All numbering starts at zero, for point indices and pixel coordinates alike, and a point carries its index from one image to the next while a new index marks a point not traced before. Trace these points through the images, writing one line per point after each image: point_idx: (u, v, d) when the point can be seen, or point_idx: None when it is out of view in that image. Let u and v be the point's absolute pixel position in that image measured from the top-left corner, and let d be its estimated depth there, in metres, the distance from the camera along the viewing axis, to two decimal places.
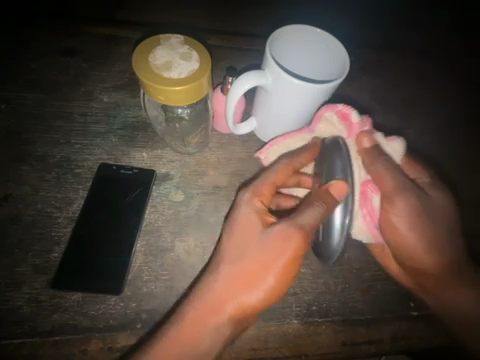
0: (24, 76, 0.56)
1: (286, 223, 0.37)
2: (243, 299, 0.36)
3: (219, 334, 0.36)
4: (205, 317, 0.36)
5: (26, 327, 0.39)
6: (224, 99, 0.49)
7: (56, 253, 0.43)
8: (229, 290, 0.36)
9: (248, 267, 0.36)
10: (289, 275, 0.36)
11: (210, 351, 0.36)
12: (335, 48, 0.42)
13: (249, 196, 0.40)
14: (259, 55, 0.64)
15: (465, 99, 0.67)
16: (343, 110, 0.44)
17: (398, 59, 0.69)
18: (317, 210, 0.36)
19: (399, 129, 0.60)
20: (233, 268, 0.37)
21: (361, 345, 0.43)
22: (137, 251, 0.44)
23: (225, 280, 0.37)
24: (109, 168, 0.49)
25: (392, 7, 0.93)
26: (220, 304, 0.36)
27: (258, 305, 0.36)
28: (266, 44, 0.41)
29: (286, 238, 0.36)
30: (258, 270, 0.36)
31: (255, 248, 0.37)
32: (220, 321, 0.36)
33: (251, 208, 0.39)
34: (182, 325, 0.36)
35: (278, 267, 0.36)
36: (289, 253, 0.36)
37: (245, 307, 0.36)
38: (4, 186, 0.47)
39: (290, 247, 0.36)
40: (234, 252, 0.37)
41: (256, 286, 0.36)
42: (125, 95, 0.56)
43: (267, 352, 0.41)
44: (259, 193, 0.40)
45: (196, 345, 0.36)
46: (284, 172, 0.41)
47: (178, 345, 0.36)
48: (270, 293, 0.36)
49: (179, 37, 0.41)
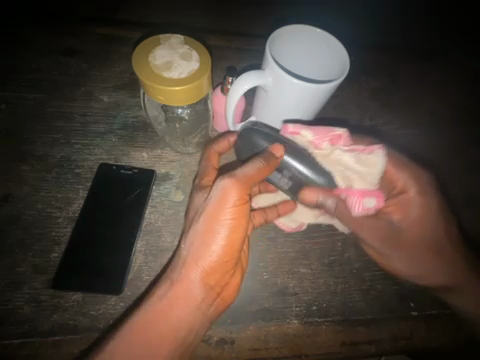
0: (25, 76, 0.56)
1: (225, 176, 0.35)
2: (203, 260, 0.36)
3: (192, 299, 0.37)
4: (174, 289, 0.37)
5: (26, 327, 0.39)
6: (224, 100, 0.49)
7: (57, 253, 0.43)
8: (194, 254, 0.36)
9: (203, 228, 0.36)
10: (240, 230, 0.36)
11: (187, 323, 0.37)
12: (335, 48, 0.43)
13: (196, 181, 0.44)
14: (259, 55, 0.64)
15: (466, 98, 0.67)
16: (317, 135, 0.42)
17: (398, 59, 0.69)
18: (253, 164, 0.36)
19: (399, 129, 0.60)
20: (192, 232, 0.37)
21: (362, 345, 0.43)
22: (137, 251, 0.44)
23: (189, 247, 0.37)
24: (109, 168, 0.49)
25: (392, 7, 0.93)
26: (184, 270, 0.37)
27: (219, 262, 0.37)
28: (266, 44, 0.41)
29: (222, 195, 0.35)
30: (207, 229, 0.36)
31: (203, 209, 0.36)
32: (190, 287, 0.37)
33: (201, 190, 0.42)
34: (154, 300, 0.37)
35: (225, 222, 0.35)
36: (231, 201, 0.35)
37: (209, 269, 0.37)
38: (4, 186, 0.47)
39: (230, 197, 0.34)
40: (192, 219, 0.38)
41: (209, 243, 0.36)
42: (125, 95, 0.56)
43: (267, 352, 0.41)
44: (204, 176, 0.44)
45: (170, 320, 0.36)
46: (213, 158, 0.46)
47: (150, 321, 0.36)
48: (228, 248, 0.36)
49: (179, 37, 0.41)
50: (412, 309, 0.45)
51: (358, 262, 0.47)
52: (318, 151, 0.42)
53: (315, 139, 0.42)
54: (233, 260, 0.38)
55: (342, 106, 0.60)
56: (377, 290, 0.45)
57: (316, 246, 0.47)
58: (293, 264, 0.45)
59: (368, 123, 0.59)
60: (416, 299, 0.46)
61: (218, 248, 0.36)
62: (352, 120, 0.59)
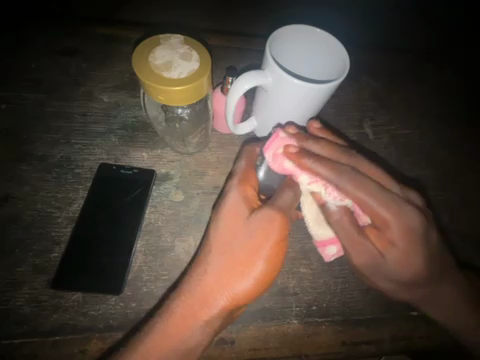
0: (24, 76, 0.56)
1: (272, 206, 0.38)
2: (235, 289, 0.36)
3: (210, 323, 0.37)
4: (195, 311, 0.37)
5: (26, 327, 0.39)
6: (224, 99, 0.49)
7: (56, 253, 0.43)
8: (223, 279, 0.37)
9: (242, 256, 0.37)
10: (275, 264, 0.37)
11: (202, 343, 0.37)
12: (335, 48, 0.43)
13: (236, 182, 0.40)
14: (259, 55, 0.64)
15: (465, 99, 0.67)
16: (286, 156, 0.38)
17: (398, 59, 0.69)
18: (288, 195, 0.39)
19: (399, 129, 0.60)
20: (226, 256, 0.37)
21: (362, 345, 0.43)
22: (137, 251, 0.44)
23: (220, 271, 0.37)
24: (109, 168, 0.49)
25: (392, 7, 0.93)
26: (211, 295, 0.37)
27: (248, 292, 0.37)
28: (266, 44, 0.41)
29: (270, 223, 0.37)
30: (246, 257, 0.37)
31: (245, 237, 0.37)
32: (211, 311, 0.37)
33: (238, 194, 0.39)
34: (171, 319, 0.36)
35: (265, 253, 0.36)
36: (275, 235, 0.37)
37: (235, 298, 0.37)
38: (4, 186, 0.47)
39: (275, 231, 0.37)
40: (223, 241, 0.38)
41: (245, 273, 0.36)
42: (125, 95, 0.56)
43: (267, 352, 0.41)
44: (246, 177, 0.41)
45: (183, 340, 0.36)
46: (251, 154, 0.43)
47: (165, 340, 0.36)
48: (261, 280, 0.37)
49: (179, 37, 0.41)
50: (412, 309, 0.45)
51: None
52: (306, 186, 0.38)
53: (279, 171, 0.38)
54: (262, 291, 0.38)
55: (342, 106, 0.60)
56: (377, 290, 0.45)
57: (316, 246, 0.47)
58: (293, 264, 0.45)
59: (368, 123, 0.59)
60: None
61: (254, 280, 0.36)
62: (352, 120, 0.59)
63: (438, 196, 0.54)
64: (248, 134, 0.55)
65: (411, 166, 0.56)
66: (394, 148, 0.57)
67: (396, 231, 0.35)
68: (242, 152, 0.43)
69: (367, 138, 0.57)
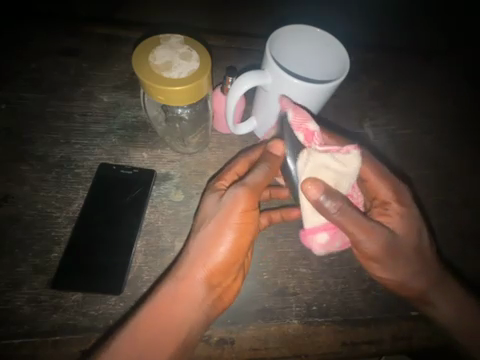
0: (24, 76, 0.56)
1: (237, 185, 0.39)
2: (212, 257, 0.38)
3: (196, 296, 0.38)
4: (180, 285, 0.37)
5: (26, 327, 0.39)
6: (224, 100, 0.49)
7: (56, 253, 0.43)
8: (200, 251, 0.38)
9: (212, 229, 0.38)
10: (244, 233, 0.38)
11: (190, 317, 0.37)
12: (335, 48, 0.43)
13: (213, 181, 0.44)
14: (259, 55, 0.64)
15: (466, 99, 0.67)
16: (297, 117, 0.37)
17: (398, 60, 0.69)
18: (261, 170, 0.40)
19: (399, 129, 0.60)
20: (201, 231, 0.38)
21: (362, 345, 0.43)
22: (137, 251, 0.44)
23: (197, 244, 0.38)
24: (109, 168, 0.49)
25: (392, 7, 0.93)
26: (190, 267, 0.38)
27: (226, 260, 0.38)
28: (267, 43, 0.41)
29: (235, 200, 0.38)
30: (219, 228, 0.38)
31: (215, 213, 0.39)
32: (193, 283, 0.38)
33: (212, 193, 0.42)
34: (157, 296, 0.37)
35: (233, 226, 0.37)
36: (242, 206, 0.38)
37: (213, 267, 0.38)
38: (4, 186, 0.47)
39: (240, 204, 0.38)
40: (201, 220, 0.40)
41: (219, 241, 0.38)
42: (125, 95, 0.56)
43: (267, 352, 0.41)
44: (222, 178, 0.44)
45: (173, 314, 0.37)
46: (239, 161, 0.45)
47: (154, 315, 0.36)
48: (235, 247, 0.38)
49: (179, 37, 0.41)
50: (413, 309, 0.45)
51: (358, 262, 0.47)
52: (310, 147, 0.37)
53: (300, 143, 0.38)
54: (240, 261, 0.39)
55: (342, 106, 0.60)
56: (377, 290, 0.45)
57: None
58: (293, 264, 0.45)
59: (367, 123, 0.59)
60: None
61: (224, 248, 0.38)
62: (352, 120, 0.59)
63: (438, 196, 0.54)
64: (248, 134, 0.55)
65: (410, 166, 0.56)
66: (394, 149, 0.57)
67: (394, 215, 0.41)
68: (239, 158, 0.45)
69: (367, 139, 0.57)
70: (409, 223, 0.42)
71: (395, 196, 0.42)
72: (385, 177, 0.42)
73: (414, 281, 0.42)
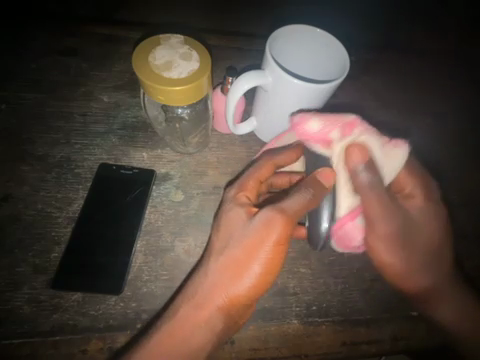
0: (24, 76, 0.56)
1: (273, 208, 0.37)
2: (233, 289, 0.36)
3: (214, 323, 0.37)
4: (198, 310, 0.37)
5: (26, 327, 0.39)
6: (224, 99, 0.49)
7: (56, 253, 0.43)
8: (221, 282, 0.37)
9: (237, 257, 0.37)
10: (274, 266, 0.37)
11: (204, 347, 0.37)
12: (335, 48, 0.43)
13: (234, 191, 0.42)
14: (260, 55, 0.64)
15: (466, 99, 0.67)
16: (325, 124, 0.38)
17: (398, 60, 0.69)
18: (302, 195, 0.37)
19: (400, 129, 0.60)
20: (223, 258, 0.37)
21: (362, 345, 0.43)
22: (137, 251, 0.44)
23: (217, 271, 0.37)
24: (109, 168, 0.49)
25: (392, 7, 0.94)
26: (209, 293, 0.37)
27: (246, 292, 0.37)
28: (267, 43, 0.41)
29: (268, 225, 0.36)
30: (245, 257, 0.36)
31: (241, 237, 0.37)
32: (212, 313, 0.37)
33: (235, 203, 0.40)
34: (174, 321, 0.37)
35: (263, 255, 0.36)
36: (276, 235, 0.36)
37: (235, 296, 0.37)
38: (4, 186, 0.47)
39: (274, 232, 0.36)
40: (220, 243, 0.38)
41: (242, 273, 0.36)
42: (126, 95, 0.56)
43: (267, 352, 0.41)
44: (244, 188, 0.42)
45: (187, 342, 0.36)
46: (264, 168, 0.43)
47: (168, 344, 0.36)
48: (260, 280, 0.37)
49: (179, 37, 0.41)
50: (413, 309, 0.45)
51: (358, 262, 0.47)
52: (340, 144, 0.38)
53: (323, 137, 0.39)
54: (265, 288, 0.38)
55: (343, 106, 0.60)
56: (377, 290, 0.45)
57: None
58: (293, 264, 0.45)
59: (368, 123, 0.59)
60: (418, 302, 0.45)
61: (250, 279, 0.36)
62: None
63: (438, 196, 0.54)
64: (248, 134, 0.55)
65: None
66: None
67: (420, 206, 0.44)
68: (261, 162, 0.44)
69: None
70: (420, 219, 0.44)
71: (423, 191, 0.44)
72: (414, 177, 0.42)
73: (423, 279, 0.44)
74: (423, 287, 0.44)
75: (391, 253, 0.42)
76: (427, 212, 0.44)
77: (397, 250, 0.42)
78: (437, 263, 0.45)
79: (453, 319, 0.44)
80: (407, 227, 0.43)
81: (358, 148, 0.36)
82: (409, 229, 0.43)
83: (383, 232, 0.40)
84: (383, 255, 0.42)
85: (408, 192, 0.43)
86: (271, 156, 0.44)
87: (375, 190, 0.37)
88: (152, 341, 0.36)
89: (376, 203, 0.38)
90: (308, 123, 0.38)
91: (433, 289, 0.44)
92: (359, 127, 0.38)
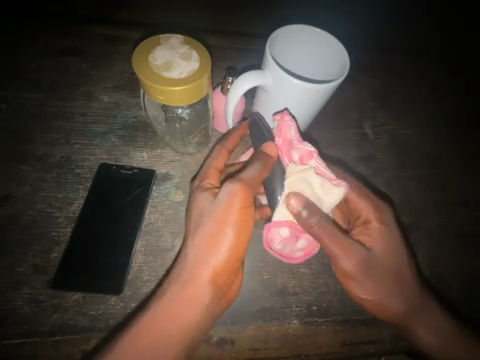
0: (24, 76, 0.56)
1: (232, 181, 0.37)
2: (213, 260, 0.36)
3: (201, 298, 0.37)
4: (184, 288, 0.37)
5: (26, 327, 0.39)
6: (224, 100, 0.49)
7: (57, 253, 0.43)
8: (199, 255, 0.37)
9: (210, 230, 0.36)
10: (245, 228, 0.36)
11: (197, 321, 0.37)
12: (335, 48, 0.43)
13: (197, 182, 0.43)
14: (260, 55, 0.64)
15: (465, 99, 0.67)
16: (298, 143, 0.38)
17: (398, 60, 0.69)
18: (255, 167, 0.38)
19: (399, 129, 0.60)
20: (198, 233, 0.37)
21: (362, 345, 0.43)
22: (137, 251, 0.44)
23: (196, 248, 0.37)
24: (109, 168, 0.49)
25: (391, 8, 0.94)
26: (191, 270, 0.37)
27: (226, 260, 0.36)
28: (266, 43, 0.41)
29: (231, 196, 0.36)
30: (217, 228, 0.36)
31: (209, 213, 0.37)
32: (198, 287, 0.37)
33: (200, 190, 0.41)
34: (161, 301, 0.37)
35: (233, 221, 0.36)
36: (239, 203, 0.36)
37: (215, 270, 0.37)
38: (4, 186, 0.47)
39: (237, 199, 0.36)
40: (196, 220, 0.38)
41: (217, 242, 0.36)
42: (126, 95, 0.56)
43: (267, 352, 0.41)
44: (205, 177, 0.43)
45: (180, 317, 0.36)
46: (220, 156, 0.45)
47: (158, 322, 0.36)
48: (236, 245, 0.36)
49: (179, 37, 0.41)
50: None
51: None
52: (291, 166, 0.38)
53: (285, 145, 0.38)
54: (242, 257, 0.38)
55: (343, 106, 0.60)
56: None
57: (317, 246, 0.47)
58: (293, 264, 0.45)
59: (368, 123, 0.59)
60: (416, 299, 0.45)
61: (226, 247, 0.36)
62: (352, 120, 0.59)
63: (437, 197, 0.54)
64: None
65: (410, 166, 0.56)
66: (394, 148, 0.57)
67: (377, 233, 0.42)
68: (216, 151, 0.46)
69: (368, 139, 0.57)
70: (382, 248, 0.42)
71: (377, 215, 0.43)
72: (369, 201, 0.43)
73: (393, 305, 0.41)
74: (397, 310, 0.41)
75: (358, 282, 0.41)
76: (383, 241, 0.42)
77: (364, 281, 0.40)
78: (409, 291, 0.42)
79: (433, 338, 0.43)
80: (369, 266, 0.41)
81: (298, 196, 0.36)
82: (373, 271, 0.41)
83: (348, 271, 0.40)
84: (364, 297, 0.41)
85: (363, 218, 0.43)
86: (224, 144, 0.46)
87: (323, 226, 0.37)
88: (138, 323, 0.36)
89: (334, 246, 0.39)
90: (290, 128, 0.38)
91: (406, 313, 0.42)
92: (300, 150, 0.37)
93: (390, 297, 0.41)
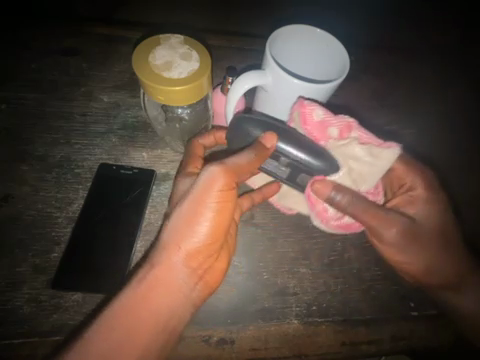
0: (24, 76, 0.56)
1: (215, 162, 0.35)
2: (189, 243, 0.35)
3: (182, 281, 0.36)
4: (161, 270, 0.35)
5: (25, 327, 0.39)
6: (224, 100, 0.49)
7: (56, 253, 0.43)
8: (174, 238, 0.35)
9: (186, 211, 0.35)
10: (225, 212, 0.35)
11: (172, 307, 0.35)
12: (335, 48, 0.43)
13: (180, 173, 0.44)
14: (260, 55, 0.64)
15: (465, 99, 0.67)
16: (329, 121, 0.39)
17: (398, 59, 0.69)
18: (244, 155, 0.37)
19: (399, 129, 0.60)
20: (174, 214, 0.35)
21: (362, 345, 0.43)
22: (137, 251, 0.44)
23: (173, 227, 0.35)
24: (109, 168, 0.49)
25: (392, 7, 0.94)
26: (166, 251, 0.35)
27: (203, 244, 0.35)
28: (266, 43, 0.41)
29: (211, 177, 0.34)
30: (195, 209, 0.35)
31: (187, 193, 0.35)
32: (173, 270, 0.35)
33: (187, 178, 0.43)
34: (134, 288, 0.34)
35: (213, 203, 0.34)
36: (220, 184, 0.34)
37: (192, 251, 0.35)
38: (4, 186, 0.47)
39: (219, 180, 0.34)
40: (174, 202, 0.37)
41: (194, 223, 0.35)
42: (126, 95, 0.56)
43: (267, 352, 0.41)
44: (190, 165, 0.45)
45: (154, 305, 0.34)
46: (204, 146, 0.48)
47: (128, 312, 0.33)
48: (214, 229, 0.35)
49: (179, 37, 0.41)
50: (412, 309, 0.45)
51: (358, 262, 0.47)
52: (332, 141, 0.40)
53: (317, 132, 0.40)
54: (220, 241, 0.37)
55: (343, 106, 0.60)
56: (377, 290, 0.45)
57: (316, 246, 0.47)
58: (294, 264, 0.45)
59: (368, 123, 0.59)
60: (417, 300, 0.45)
61: (204, 228, 0.35)
62: (352, 120, 0.59)
63: None
64: None
65: None
66: None
67: (423, 201, 0.43)
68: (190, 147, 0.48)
69: None
70: (432, 220, 0.43)
71: (425, 184, 0.43)
72: (413, 168, 0.42)
73: (432, 273, 0.44)
74: (444, 275, 0.45)
75: (401, 251, 0.43)
76: (422, 209, 0.43)
77: (407, 249, 0.43)
78: (446, 254, 0.44)
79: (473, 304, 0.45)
80: (413, 229, 0.43)
81: (321, 183, 0.39)
82: (415, 235, 0.43)
83: (389, 243, 0.42)
84: (405, 263, 0.43)
85: (407, 185, 0.43)
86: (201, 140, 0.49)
87: (361, 205, 0.40)
88: (113, 308, 0.33)
89: (376, 219, 0.41)
90: (315, 112, 0.38)
91: (450, 274, 0.45)
92: (335, 125, 0.39)
93: (421, 263, 0.43)
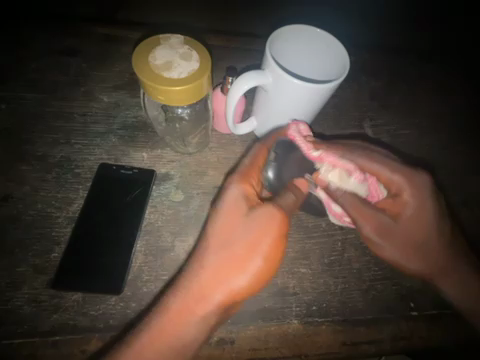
0: (24, 76, 0.56)
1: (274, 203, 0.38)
2: (233, 285, 0.36)
3: (207, 318, 0.37)
4: (196, 302, 0.37)
5: (26, 327, 0.39)
6: (224, 100, 0.49)
7: (56, 253, 0.43)
8: (217, 276, 0.36)
9: (237, 253, 0.37)
10: (274, 260, 0.37)
11: (198, 338, 0.37)
12: (335, 48, 0.43)
13: (238, 177, 0.40)
14: (259, 55, 0.64)
15: (466, 99, 0.67)
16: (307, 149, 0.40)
17: (398, 60, 0.69)
18: (290, 196, 0.40)
19: (399, 129, 0.60)
20: (223, 254, 0.37)
21: (361, 345, 0.43)
22: (137, 251, 0.44)
23: (215, 265, 0.37)
24: (109, 168, 0.49)
25: (391, 8, 0.94)
26: (207, 287, 0.36)
27: (245, 288, 0.36)
28: (266, 43, 0.41)
29: (269, 219, 0.37)
30: (245, 253, 0.36)
31: (241, 235, 0.37)
32: (209, 307, 0.36)
33: (239, 190, 0.39)
34: (168, 316, 0.37)
35: (264, 251, 0.36)
36: (273, 233, 0.36)
37: (233, 293, 0.36)
38: (4, 186, 0.47)
39: (273, 229, 0.36)
40: (221, 236, 0.38)
41: (242, 268, 0.36)
42: (126, 95, 0.56)
43: (267, 352, 0.41)
44: (248, 175, 0.41)
45: (181, 333, 0.36)
46: (259, 155, 0.43)
47: (160, 336, 0.36)
48: (259, 276, 0.36)
49: (179, 37, 0.41)
50: (412, 309, 0.45)
51: (358, 262, 0.47)
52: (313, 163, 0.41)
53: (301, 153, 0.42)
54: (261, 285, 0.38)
55: (343, 106, 0.60)
56: (377, 290, 0.45)
57: (317, 246, 0.47)
58: (294, 264, 0.45)
59: (368, 123, 0.59)
60: (416, 299, 0.46)
61: (249, 275, 0.36)
62: (352, 120, 0.59)
63: None
64: (248, 134, 0.55)
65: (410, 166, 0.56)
66: (394, 148, 0.58)
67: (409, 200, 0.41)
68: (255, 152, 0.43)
69: (368, 139, 0.58)
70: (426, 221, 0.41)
71: (411, 190, 0.40)
72: (403, 172, 0.41)
73: (414, 267, 0.42)
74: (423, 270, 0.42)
75: (385, 246, 0.41)
76: (412, 206, 0.41)
77: (383, 242, 0.41)
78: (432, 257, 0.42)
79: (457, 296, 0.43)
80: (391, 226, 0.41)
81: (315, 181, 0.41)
82: (393, 232, 0.41)
83: (366, 235, 0.41)
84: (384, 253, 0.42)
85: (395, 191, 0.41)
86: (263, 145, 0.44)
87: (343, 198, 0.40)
88: (145, 333, 0.36)
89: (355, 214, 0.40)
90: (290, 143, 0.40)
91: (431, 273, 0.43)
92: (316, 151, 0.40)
93: (402, 258, 0.42)
